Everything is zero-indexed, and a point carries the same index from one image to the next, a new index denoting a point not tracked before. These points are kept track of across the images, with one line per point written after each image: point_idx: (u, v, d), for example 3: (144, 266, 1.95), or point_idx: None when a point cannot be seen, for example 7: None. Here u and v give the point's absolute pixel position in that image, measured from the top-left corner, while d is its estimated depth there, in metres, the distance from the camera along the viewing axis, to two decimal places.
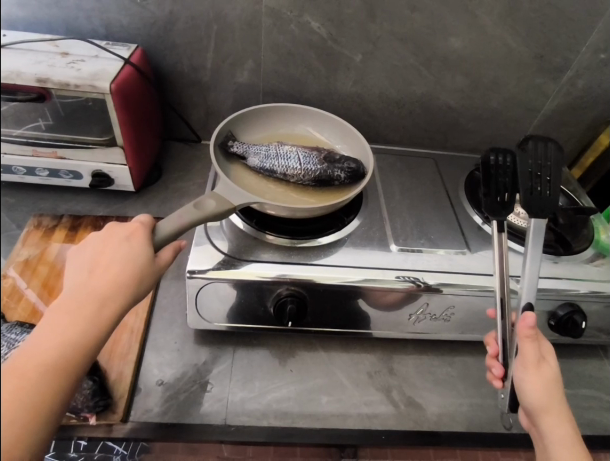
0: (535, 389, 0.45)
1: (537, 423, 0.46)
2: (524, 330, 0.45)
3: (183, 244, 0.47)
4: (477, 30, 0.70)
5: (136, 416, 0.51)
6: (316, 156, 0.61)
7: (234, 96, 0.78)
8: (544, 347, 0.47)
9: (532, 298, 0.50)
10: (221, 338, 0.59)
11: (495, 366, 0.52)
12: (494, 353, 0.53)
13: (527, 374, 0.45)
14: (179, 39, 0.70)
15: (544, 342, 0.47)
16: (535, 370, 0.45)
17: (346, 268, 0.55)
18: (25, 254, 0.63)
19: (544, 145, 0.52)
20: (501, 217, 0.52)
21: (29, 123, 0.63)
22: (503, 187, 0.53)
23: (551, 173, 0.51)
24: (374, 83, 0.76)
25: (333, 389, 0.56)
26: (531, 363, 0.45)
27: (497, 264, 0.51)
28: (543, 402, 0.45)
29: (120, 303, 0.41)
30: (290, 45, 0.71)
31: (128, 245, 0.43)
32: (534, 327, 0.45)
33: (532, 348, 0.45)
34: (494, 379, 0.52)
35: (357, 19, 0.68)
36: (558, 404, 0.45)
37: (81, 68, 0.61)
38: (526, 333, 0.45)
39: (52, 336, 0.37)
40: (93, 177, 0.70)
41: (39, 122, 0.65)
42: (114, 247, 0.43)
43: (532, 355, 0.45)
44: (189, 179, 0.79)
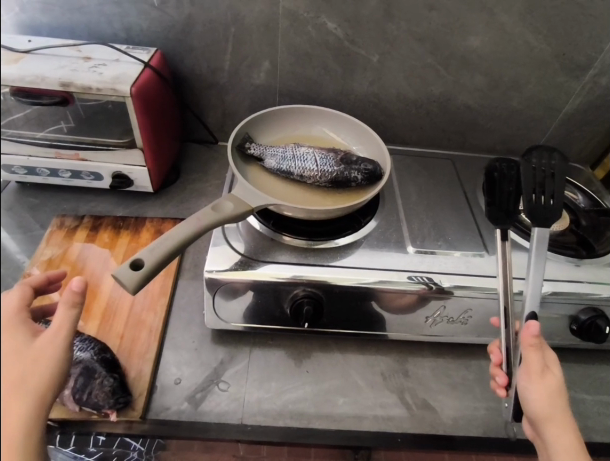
0: (538, 397, 0.44)
1: (540, 431, 0.45)
2: (528, 338, 0.44)
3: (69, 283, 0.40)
4: (497, 28, 0.68)
5: (155, 414, 0.52)
6: (332, 157, 0.61)
7: (250, 97, 0.79)
8: (548, 356, 0.46)
9: (536, 305, 0.49)
10: (237, 338, 0.60)
11: (498, 376, 0.50)
12: (497, 362, 0.52)
13: (530, 383, 0.45)
14: (197, 42, 0.71)
15: (549, 351, 0.46)
16: (539, 379, 0.44)
17: (362, 269, 0.55)
18: (48, 253, 0.64)
19: (549, 155, 0.52)
20: (505, 225, 0.52)
21: (50, 126, 0.68)
22: (506, 197, 0.54)
23: (556, 180, 0.50)
24: (390, 83, 0.76)
25: (348, 391, 0.56)
26: (534, 371, 0.44)
27: (500, 267, 0.51)
28: (544, 412, 0.44)
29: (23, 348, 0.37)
30: (306, 46, 0.71)
31: (14, 337, 0.33)
32: (539, 336, 0.44)
33: (534, 360, 0.45)
34: (498, 388, 0.51)
35: (374, 19, 0.68)
36: (561, 414, 0.44)
37: (103, 72, 0.62)
38: (530, 342, 0.44)
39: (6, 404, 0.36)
40: (113, 178, 0.71)
41: (61, 124, 0.68)
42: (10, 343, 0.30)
43: (535, 363, 0.44)
44: (206, 180, 0.80)
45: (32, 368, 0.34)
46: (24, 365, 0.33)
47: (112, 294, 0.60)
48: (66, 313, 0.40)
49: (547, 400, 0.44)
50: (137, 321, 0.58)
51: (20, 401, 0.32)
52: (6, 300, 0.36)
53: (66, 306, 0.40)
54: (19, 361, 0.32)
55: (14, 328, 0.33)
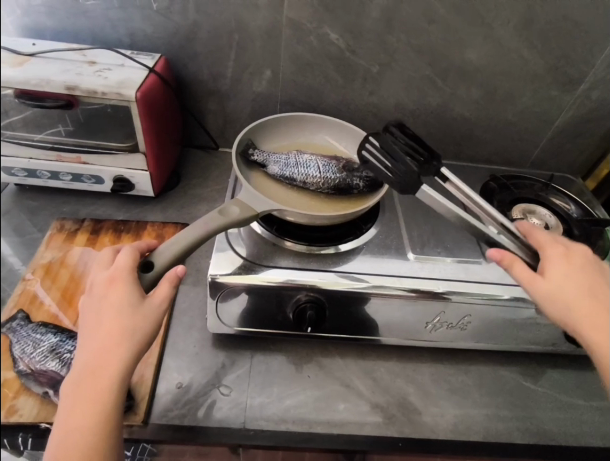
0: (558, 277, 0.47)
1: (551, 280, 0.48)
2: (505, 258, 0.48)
3: (179, 274, 0.46)
4: (493, 42, 0.71)
5: (157, 417, 0.52)
6: (335, 164, 0.62)
7: (252, 104, 0.80)
8: (536, 235, 0.51)
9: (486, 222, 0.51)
10: (239, 342, 0.60)
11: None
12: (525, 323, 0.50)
13: (536, 264, 0.47)
14: (201, 48, 0.72)
15: (532, 235, 0.51)
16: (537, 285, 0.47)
17: (363, 275, 0.56)
18: (49, 257, 0.65)
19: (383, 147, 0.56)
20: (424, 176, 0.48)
21: (48, 130, 0.68)
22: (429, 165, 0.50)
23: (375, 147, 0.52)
24: (390, 93, 0.78)
25: (349, 395, 0.57)
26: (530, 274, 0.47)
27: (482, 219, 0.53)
28: (568, 283, 0.47)
29: (130, 302, 0.43)
30: (308, 55, 0.73)
31: (111, 301, 0.42)
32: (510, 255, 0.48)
33: (525, 264, 0.48)
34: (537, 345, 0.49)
35: (375, 31, 0.70)
36: (567, 276, 0.47)
37: (108, 76, 0.63)
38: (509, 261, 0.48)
39: (102, 347, 0.41)
40: (114, 182, 0.71)
41: (59, 128, 0.69)
42: (99, 303, 0.43)
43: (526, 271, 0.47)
44: (207, 185, 0.81)
45: (134, 322, 0.42)
46: (118, 320, 0.42)
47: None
48: (168, 288, 0.45)
49: (561, 267, 0.48)
50: None
51: (125, 346, 0.41)
52: (120, 262, 0.45)
53: (168, 282, 0.45)
54: (118, 317, 0.42)
55: (115, 290, 0.43)
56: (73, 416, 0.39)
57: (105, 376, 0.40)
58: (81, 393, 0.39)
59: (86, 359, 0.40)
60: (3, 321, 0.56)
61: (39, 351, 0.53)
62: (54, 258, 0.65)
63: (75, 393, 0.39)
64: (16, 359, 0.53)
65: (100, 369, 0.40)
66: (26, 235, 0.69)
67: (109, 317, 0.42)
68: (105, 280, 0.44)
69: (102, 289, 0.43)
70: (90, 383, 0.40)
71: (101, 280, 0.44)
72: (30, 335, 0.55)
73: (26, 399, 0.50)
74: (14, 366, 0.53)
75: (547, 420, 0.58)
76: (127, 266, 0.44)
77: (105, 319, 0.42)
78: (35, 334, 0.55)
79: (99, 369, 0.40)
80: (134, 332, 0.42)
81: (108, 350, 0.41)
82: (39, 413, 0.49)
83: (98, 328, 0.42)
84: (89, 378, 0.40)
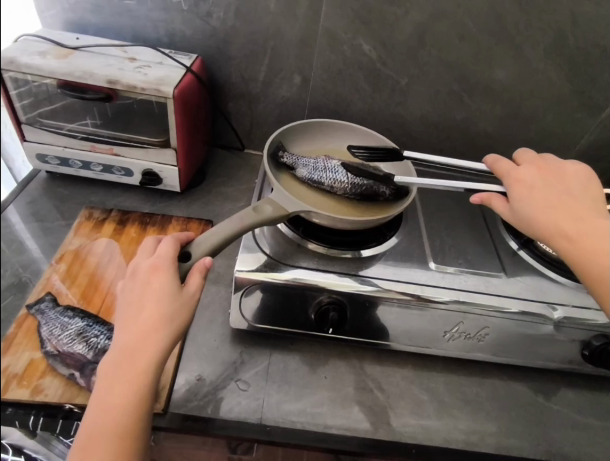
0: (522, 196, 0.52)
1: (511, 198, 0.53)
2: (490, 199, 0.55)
3: (207, 265, 0.47)
4: (522, 63, 0.72)
5: (176, 407, 0.53)
6: (363, 171, 0.63)
7: (281, 109, 0.82)
8: (499, 165, 0.58)
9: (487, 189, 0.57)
10: (258, 339, 0.61)
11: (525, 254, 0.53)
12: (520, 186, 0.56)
13: (514, 196, 0.53)
14: (236, 52, 0.74)
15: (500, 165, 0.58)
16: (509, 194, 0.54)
17: (385, 281, 0.57)
18: (77, 243, 0.67)
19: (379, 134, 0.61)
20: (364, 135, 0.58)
21: (76, 119, 0.70)
22: None
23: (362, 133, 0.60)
24: (417, 106, 0.79)
25: (365, 399, 0.57)
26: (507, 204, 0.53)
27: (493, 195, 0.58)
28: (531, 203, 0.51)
29: (170, 289, 0.44)
30: (340, 64, 0.75)
31: (152, 287, 0.44)
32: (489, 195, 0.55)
33: (504, 199, 0.54)
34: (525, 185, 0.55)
35: (407, 45, 0.71)
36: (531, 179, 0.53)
37: (147, 73, 0.65)
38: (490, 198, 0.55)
39: (142, 330, 0.42)
40: (143, 175, 0.73)
41: (87, 120, 0.70)
42: (140, 288, 0.44)
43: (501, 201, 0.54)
44: (231, 184, 0.82)
45: (173, 309, 0.43)
46: (159, 307, 0.43)
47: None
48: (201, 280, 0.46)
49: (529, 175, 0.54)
50: None
51: (163, 332, 0.42)
52: (163, 251, 0.46)
53: (199, 274, 0.46)
54: (158, 303, 0.43)
55: (157, 277, 0.44)
56: (109, 395, 0.40)
57: (142, 359, 0.41)
58: (118, 373, 0.41)
59: (125, 341, 0.42)
60: (32, 302, 0.58)
61: (66, 334, 0.55)
62: (81, 245, 0.66)
63: (112, 373, 0.41)
64: (44, 340, 0.54)
65: (138, 352, 0.41)
66: (56, 222, 0.71)
67: (150, 303, 0.43)
68: (148, 266, 0.45)
69: (145, 274, 0.45)
70: (127, 365, 0.41)
71: (143, 266, 0.45)
72: (58, 318, 0.56)
73: (52, 380, 0.52)
74: (41, 346, 0.54)
75: (559, 438, 0.58)
76: (170, 256, 0.46)
77: (145, 304, 0.43)
78: (63, 317, 0.57)
79: (137, 353, 0.41)
80: (171, 321, 0.43)
81: (147, 335, 0.42)
82: (64, 393, 0.51)
83: (138, 312, 0.43)
84: (126, 360, 0.41)
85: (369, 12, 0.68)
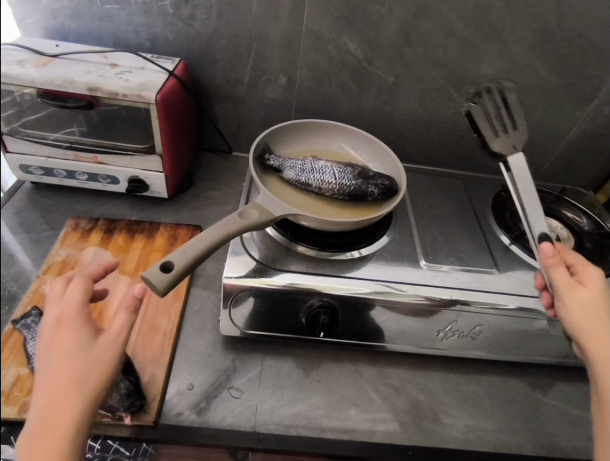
0: (584, 306, 0.45)
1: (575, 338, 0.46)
2: (547, 260, 0.47)
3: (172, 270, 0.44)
4: (508, 57, 0.72)
5: (167, 418, 0.52)
6: (350, 172, 0.63)
7: (267, 111, 0.81)
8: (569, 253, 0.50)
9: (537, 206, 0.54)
10: (250, 345, 0.60)
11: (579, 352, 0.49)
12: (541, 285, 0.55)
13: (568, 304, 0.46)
14: (220, 54, 0.73)
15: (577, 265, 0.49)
16: (570, 291, 0.46)
17: (376, 281, 0.56)
18: (63, 254, 0.65)
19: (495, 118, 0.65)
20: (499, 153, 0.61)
21: (63, 128, 0.69)
22: None
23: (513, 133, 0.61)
24: (404, 103, 0.79)
25: (360, 401, 0.57)
26: (563, 286, 0.46)
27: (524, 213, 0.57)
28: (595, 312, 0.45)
29: (82, 342, 0.43)
30: (325, 64, 0.74)
31: (61, 343, 0.42)
32: (555, 256, 0.47)
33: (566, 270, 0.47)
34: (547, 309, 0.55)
35: (392, 42, 0.71)
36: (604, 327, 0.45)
37: (129, 79, 0.64)
38: (551, 261, 0.47)
39: (53, 391, 0.40)
40: (129, 182, 0.72)
41: (74, 128, 0.69)
42: (46, 347, 0.42)
43: (562, 278, 0.46)
44: (220, 189, 0.81)
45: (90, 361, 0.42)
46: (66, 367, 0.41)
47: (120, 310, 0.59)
48: (125, 320, 0.46)
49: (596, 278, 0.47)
50: (150, 326, 0.58)
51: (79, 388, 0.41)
52: (69, 301, 0.45)
53: (127, 311, 0.46)
54: (68, 360, 0.41)
55: (63, 334, 0.43)
56: None
57: (59, 420, 0.39)
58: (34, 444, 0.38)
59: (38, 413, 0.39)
60: (17, 318, 0.56)
61: None
62: (68, 256, 0.64)
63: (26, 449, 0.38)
64: (30, 356, 0.53)
65: (52, 416, 0.39)
66: None
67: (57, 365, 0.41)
68: (53, 321, 0.43)
69: (50, 331, 0.43)
70: (42, 432, 0.39)
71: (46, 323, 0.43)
72: None
73: None
74: (27, 362, 0.53)
75: (557, 433, 0.57)
76: (76, 303, 0.45)
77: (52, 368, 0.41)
78: None
79: (52, 423, 0.39)
80: (88, 376, 0.41)
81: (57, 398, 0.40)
82: None
83: (46, 376, 0.40)
84: (40, 427, 0.39)
85: (353, 11, 0.67)
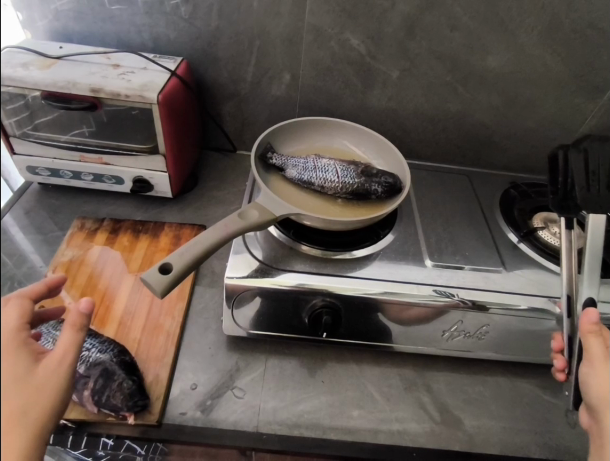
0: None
1: (596, 412, 0.46)
2: (587, 325, 0.47)
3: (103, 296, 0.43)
4: (516, 49, 0.70)
5: (170, 418, 0.52)
6: (354, 169, 0.62)
7: (270, 109, 0.80)
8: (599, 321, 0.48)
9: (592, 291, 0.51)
10: (254, 345, 0.60)
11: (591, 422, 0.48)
12: (558, 347, 0.53)
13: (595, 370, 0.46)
14: (222, 53, 0.73)
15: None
16: (601, 364, 0.45)
17: (380, 281, 0.55)
18: (69, 255, 0.66)
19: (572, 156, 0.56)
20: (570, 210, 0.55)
21: (73, 129, 0.71)
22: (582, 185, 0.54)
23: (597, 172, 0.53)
24: (409, 99, 0.77)
25: (363, 402, 0.56)
26: (596, 356, 0.45)
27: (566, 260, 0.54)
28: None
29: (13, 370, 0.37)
30: (328, 60, 0.73)
31: None
32: (597, 323, 0.47)
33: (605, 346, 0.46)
34: (558, 372, 0.53)
35: (397, 37, 0.70)
36: None
37: (131, 79, 0.64)
38: (589, 328, 0.47)
39: None
40: (134, 182, 0.72)
41: (83, 128, 0.71)
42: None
43: (598, 349, 0.46)
44: (224, 188, 0.81)
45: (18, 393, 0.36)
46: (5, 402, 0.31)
47: (125, 310, 0.60)
48: (73, 336, 0.40)
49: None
50: (154, 326, 0.59)
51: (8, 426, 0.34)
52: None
53: (73, 329, 0.41)
54: None
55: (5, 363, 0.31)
56: None
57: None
58: None
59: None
60: None
61: None
62: (74, 258, 0.66)
63: None
64: None
65: None
66: (47, 233, 0.70)
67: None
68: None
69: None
70: None
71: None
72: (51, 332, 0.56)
73: None
74: None
75: (566, 435, 0.56)
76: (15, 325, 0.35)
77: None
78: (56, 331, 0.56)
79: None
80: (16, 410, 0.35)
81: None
82: None
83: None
84: None
85: (355, 5, 0.66)
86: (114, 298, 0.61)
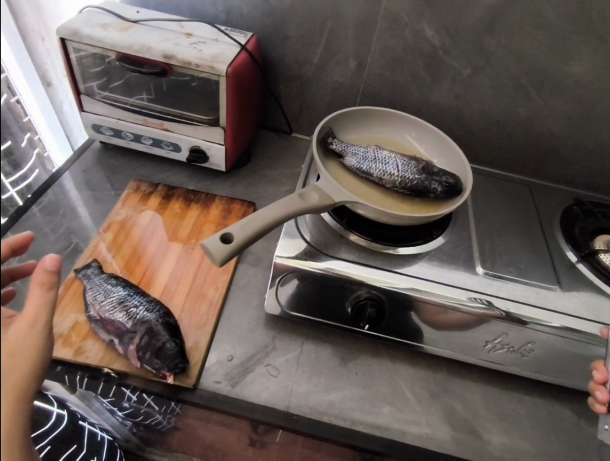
0: None
1: None
2: None
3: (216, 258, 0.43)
4: (602, 57, 0.66)
5: (206, 384, 0.53)
6: (414, 165, 0.60)
7: (331, 94, 0.79)
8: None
9: None
10: (292, 327, 0.60)
11: (598, 370, 0.50)
12: (601, 380, 0.50)
13: None
14: (292, 32, 0.72)
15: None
16: None
17: (428, 281, 0.54)
18: (124, 213, 0.69)
19: None
20: None
21: (136, 94, 0.72)
22: None
23: None
24: (477, 99, 0.74)
25: (395, 400, 0.56)
26: None
27: None
28: None
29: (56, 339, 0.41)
30: (399, 50, 0.71)
31: None
32: None
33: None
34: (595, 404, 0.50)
35: (475, 32, 0.67)
36: None
37: (203, 49, 0.64)
38: None
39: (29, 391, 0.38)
40: (190, 151, 0.73)
41: (143, 94, 0.72)
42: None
43: None
44: (276, 168, 0.81)
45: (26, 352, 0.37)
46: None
47: (172, 273, 0.62)
48: (40, 295, 0.38)
49: None
50: (199, 293, 0.60)
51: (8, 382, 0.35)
52: None
53: (41, 289, 0.39)
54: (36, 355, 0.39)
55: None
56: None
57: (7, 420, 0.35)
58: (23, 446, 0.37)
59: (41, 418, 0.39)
60: (81, 267, 0.60)
61: (109, 301, 0.56)
62: (128, 217, 0.68)
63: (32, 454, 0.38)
64: (88, 304, 0.56)
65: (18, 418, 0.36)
66: (105, 192, 0.73)
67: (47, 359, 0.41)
68: None
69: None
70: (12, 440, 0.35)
71: None
72: (102, 285, 0.58)
73: (93, 343, 0.53)
74: (86, 309, 0.56)
75: None
76: None
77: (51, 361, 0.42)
78: (107, 284, 0.58)
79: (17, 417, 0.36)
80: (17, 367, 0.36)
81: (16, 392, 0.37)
82: (104, 357, 0.52)
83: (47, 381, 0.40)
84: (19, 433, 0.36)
85: None
86: (162, 262, 0.63)
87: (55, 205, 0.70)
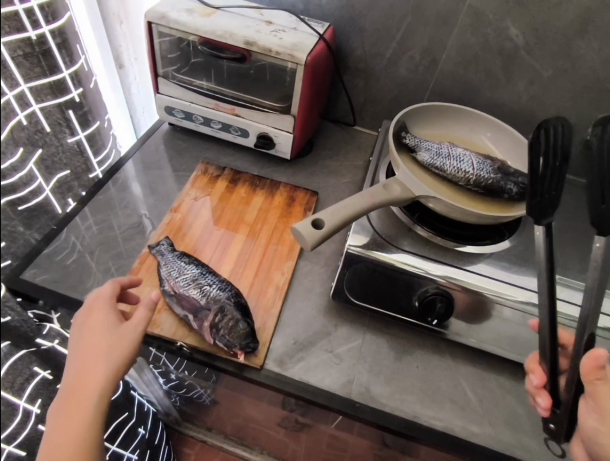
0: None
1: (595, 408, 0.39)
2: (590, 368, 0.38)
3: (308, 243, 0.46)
4: None
5: (272, 364, 0.55)
6: (490, 165, 0.60)
7: (400, 89, 0.79)
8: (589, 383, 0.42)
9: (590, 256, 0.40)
10: (354, 316, 0.61)
11: (534, 374, 0.45)
12: (540, 382, 0.45)
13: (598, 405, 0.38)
14: (368, 25, 0.72)
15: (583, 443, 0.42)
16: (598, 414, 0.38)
17: (499, 281, 0.54)
18: (193, 195, 0.71)
19: None
20: None
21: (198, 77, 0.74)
22: None
23: None
24: (552, 101, 0.72)
25: (456, 398, 0.56)
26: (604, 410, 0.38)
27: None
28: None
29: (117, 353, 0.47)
30: (477, 47, 0.70)
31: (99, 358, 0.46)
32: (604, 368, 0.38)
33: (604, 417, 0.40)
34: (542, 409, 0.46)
35: (562, 32, 0.65)
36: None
37: (283, 37, 0.65)
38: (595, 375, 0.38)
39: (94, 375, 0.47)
40: (258, 137, 0.75)
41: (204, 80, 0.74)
42: (82, 329, 0.49)
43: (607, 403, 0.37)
44: (338, 160, 0.82)
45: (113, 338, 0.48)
46: (102, 344, 0.47)
47: (239, 255, 0.64)
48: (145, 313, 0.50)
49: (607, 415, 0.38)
50: (266, 276, 0.62)
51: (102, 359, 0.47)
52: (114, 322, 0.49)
53: (147, 309, 0.50)
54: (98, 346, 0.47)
55: (96, 316, 0.49)
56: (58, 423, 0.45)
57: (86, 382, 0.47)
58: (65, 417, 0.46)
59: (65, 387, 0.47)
60: (154, 243, 0.63)
61: (183, 278, 0.58)
62: (196, 197, 0.71)
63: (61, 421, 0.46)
64: (163, 278, 0.59)
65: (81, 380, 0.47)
66: (174, 172, 0.76)
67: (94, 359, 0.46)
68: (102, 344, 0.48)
69: (84, 318, 0.50)
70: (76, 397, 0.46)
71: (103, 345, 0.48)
72: (175, 262, 0.60)
73: (167, 317, 0.56)
74: (160, 284, 0.59)
75: None
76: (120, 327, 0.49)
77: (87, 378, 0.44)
78: (180, 262, 0.60)
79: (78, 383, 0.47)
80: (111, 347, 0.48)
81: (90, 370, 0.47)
82: (177, 331, 0.55)
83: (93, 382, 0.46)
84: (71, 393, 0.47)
85: None
86: (229, 244, 0.65)
87: (127, 181, 0.74)
